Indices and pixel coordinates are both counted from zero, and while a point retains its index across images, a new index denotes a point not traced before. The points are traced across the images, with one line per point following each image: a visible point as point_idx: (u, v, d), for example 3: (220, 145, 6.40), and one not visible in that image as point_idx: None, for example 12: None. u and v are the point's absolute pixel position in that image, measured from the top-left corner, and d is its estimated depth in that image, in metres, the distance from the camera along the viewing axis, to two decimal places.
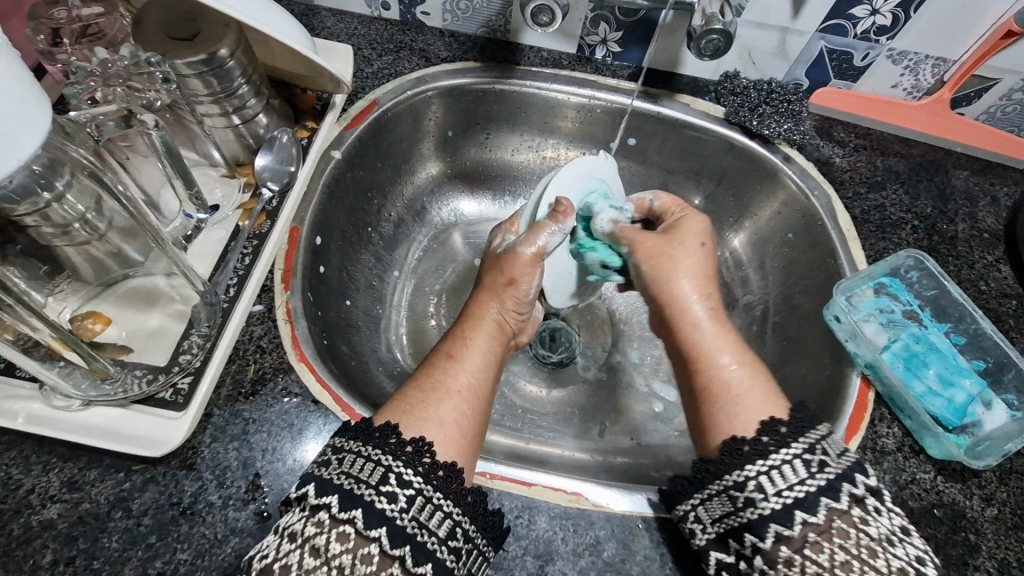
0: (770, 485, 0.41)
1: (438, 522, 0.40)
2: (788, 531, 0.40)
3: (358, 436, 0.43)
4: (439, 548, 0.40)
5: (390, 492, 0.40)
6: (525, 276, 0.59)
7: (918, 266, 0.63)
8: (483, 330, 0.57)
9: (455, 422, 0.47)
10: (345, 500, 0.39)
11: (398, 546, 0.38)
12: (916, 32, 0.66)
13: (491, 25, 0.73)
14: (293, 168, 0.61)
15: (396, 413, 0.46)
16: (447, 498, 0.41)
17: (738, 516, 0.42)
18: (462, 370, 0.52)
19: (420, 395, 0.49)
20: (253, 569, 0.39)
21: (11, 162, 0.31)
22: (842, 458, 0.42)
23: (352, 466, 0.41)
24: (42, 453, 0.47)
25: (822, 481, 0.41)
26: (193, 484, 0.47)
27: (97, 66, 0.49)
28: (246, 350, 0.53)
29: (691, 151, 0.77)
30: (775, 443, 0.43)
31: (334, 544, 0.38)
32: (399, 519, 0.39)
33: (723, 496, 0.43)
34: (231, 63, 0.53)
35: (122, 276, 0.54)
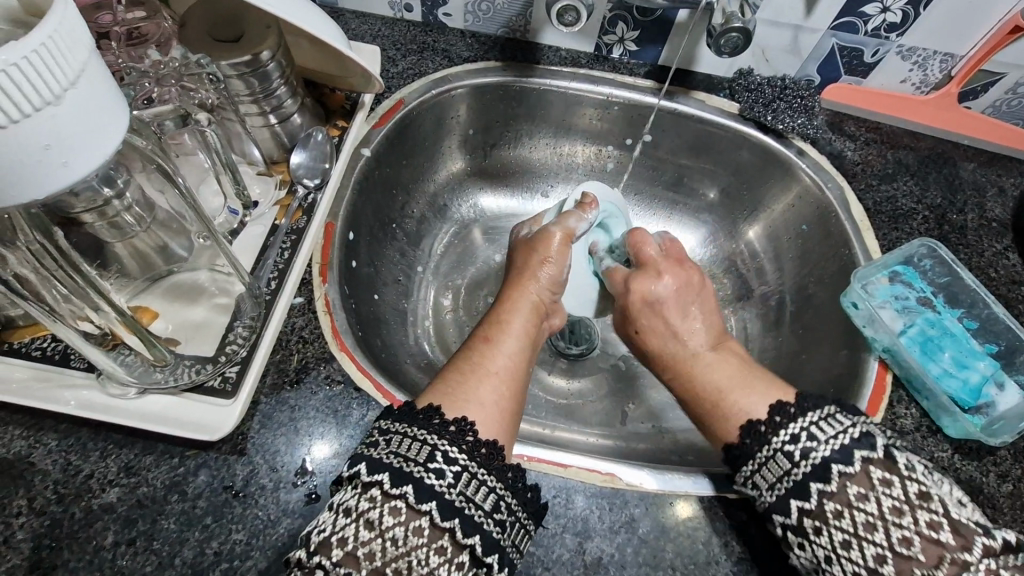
0: (816, 438, 0.45)
1: (484, 497, 0.42)
2: (832, 483, 0.43)
3: (403, 418, 0.45)
4: (486, 521, 0.42)
5: (439, 469, 0.42)
6: (560, 256, 0.65)
7: (931, 255, 0.65)
8: (521, 308, 0.60)
9: (495, 403, 0.49)
10: (397, 477, 0.41)
11: (448, 519, 0.40)
12: (924, 29, 0.68)
13: (512, 26, 0.76)
14: (327, 165, 0.63)
15: (437, 396, 0.49)
16: (490, 473, 0.43)
17: (793, 474, 0.44)
18: (500, 353, 0.54)
19: (461, 379, 0.51)
20: (312, 543, 0.40)
21: (100, 156, 0.33)
22: (871, 414, 0.47)
23: (400, 445, 0.43)
24: (98, 439, 0.49)
25: (858, 431, 0.44)
26: (244, 468, 0.49)
27: (149, 67, 0.50)
28: (288, 340, 0.55)
29: (707, 147, 0.79)
30: (809, 403, 0.47)
31: (387, 517, 0.40)
32: (448, 494, 0.41)
33: (775, 459, 0.46)
34: (273, 64, 0.55)
35: (167, 270, 0.55)
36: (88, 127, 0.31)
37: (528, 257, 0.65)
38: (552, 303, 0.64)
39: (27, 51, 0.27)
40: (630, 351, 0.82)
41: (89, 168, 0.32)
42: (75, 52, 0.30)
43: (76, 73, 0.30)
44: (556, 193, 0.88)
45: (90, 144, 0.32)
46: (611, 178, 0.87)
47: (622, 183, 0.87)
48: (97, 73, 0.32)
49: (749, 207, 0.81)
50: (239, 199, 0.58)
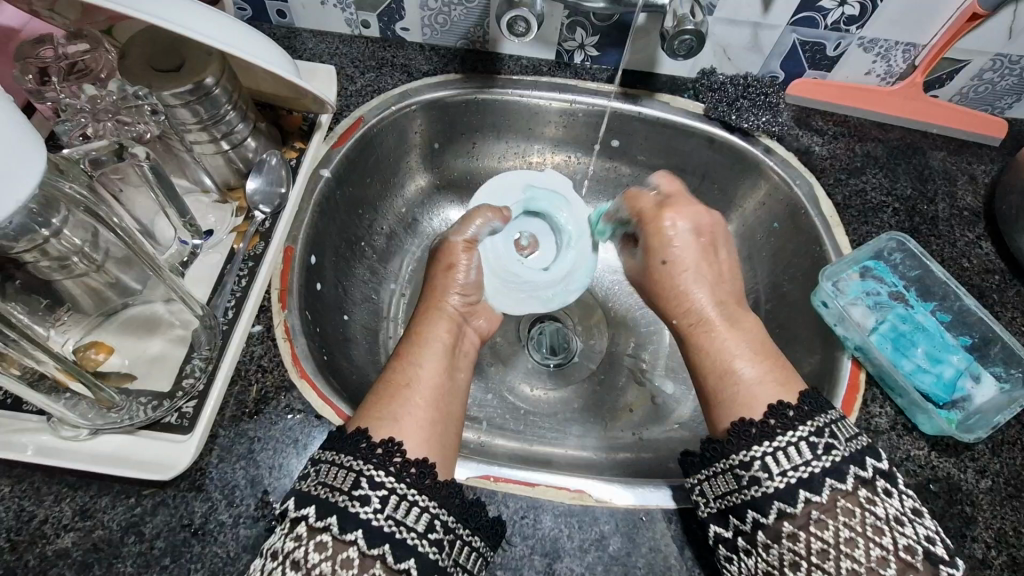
0: (775, 465, 0.44)
1: (415, 518, 0.41)
2: (791, 508, 0.43)
3: (331, 445, 0.45)
4: (420, 542, 0.40)
5: (363, 495, 0.41)
6: (461, 258, 0.64)
7: (901, 248, 0.64)
8: (438, 316, 0.60)
9: (412, 418, 0.48)
10: (323, 509, 0.40)
11: (377, 545, 0.39)
12: (884, 20, 0.67)
13: (470, 37, 0.75)
14: (284, 189, 0.62)
15: (355, 419, 0.48)
16: (421, 493, 0.42)
17: (743, 493, 0.45)
18: (416, 366, 0.53)
19: (381, 397, 0.50)
20: None
21: (13, 203, 0.32)
22: (852, 440, 0.45)
23: (328, 476, 0.42)
24: (52, 483, 0.48)
25: (827, 462, 0.43)
26: (203, 505, 0.48)
27: (86, 102, 0.49)
28: (247, 370, 0.54)
29: (675, 149, 0.78)
30: (782, 425, 0.45)
31: (312, 553, 0.39)
32: (374, 520, 0.40)
33: (729, 475, 0.46)
34: (218, 90, 0.54)
35: (121, 305, 0.54)
36: None
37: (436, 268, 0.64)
38: (468, 307, 0.62)
39: None
40: (609, 358, 0.81)
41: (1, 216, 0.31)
42: None
43: None
44: None
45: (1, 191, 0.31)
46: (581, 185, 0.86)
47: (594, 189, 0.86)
48: None
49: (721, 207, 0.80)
50: (189, 227, 0.58)
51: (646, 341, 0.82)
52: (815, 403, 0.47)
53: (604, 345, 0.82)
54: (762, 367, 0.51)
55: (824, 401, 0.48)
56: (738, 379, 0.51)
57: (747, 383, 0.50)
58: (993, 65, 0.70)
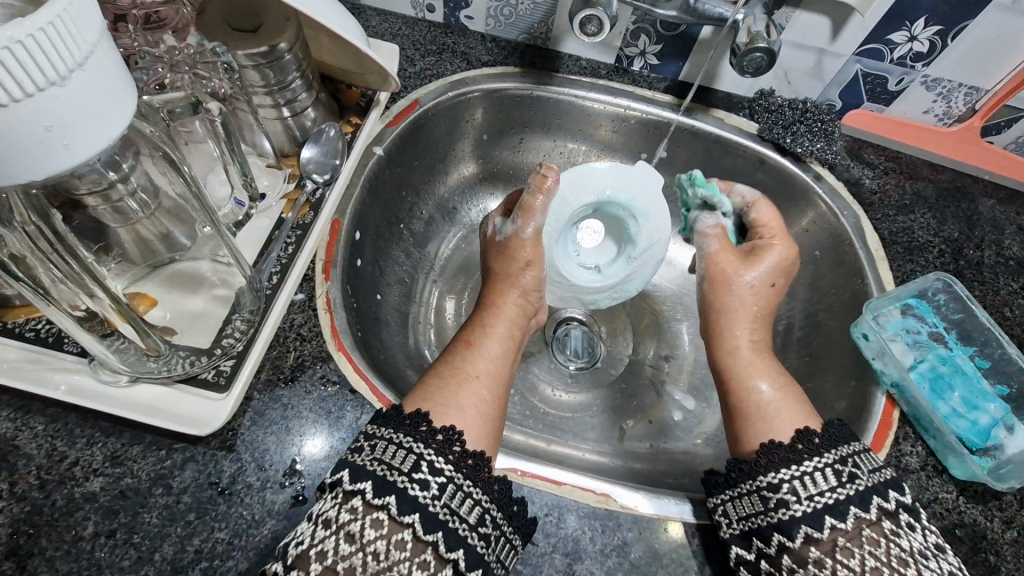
0: (803, 489, 0.44)
1: (468, 509, 0.42)
2: (818, 533, 0.43)
3: (388, 423, 0.45)
4: (471, 534, 0.41)
5: (423, 480, 0.41)
6: (538, 257, 0.62)
7: (946, 290, 0.64)
8: (505, 308, 0.61)
9: (475, 408, 0.50)
10: (380, 487, 0.40)
11: (431, 532, 0.40)
12: (952, 60, 0.67)
13: (533, 32, 0.75)
14: (338, 162, 0.62)
15: (421, 399, 0.49)
16: (476, 486, 0.43)
17: (768, 517, 0.45)
18: (482, 357, 0.56)
19: (449, 381, 0.52)
20: (288, 555, 0.39)
21: (104, 141, 0.32)
22: (875, 471, 0.45)
23: (384, 453, 0.42)
24: (85, 426, 0.48)
25: (851, 490, 0.44)
26: (231, 465, 0.48)
27: (163, 52, 0.49)
28: (286, 337, 0.54)
29: (724, 166, 0.78)
30: (809, 450, 0.47)
31: (368, 530, 0.39)
32: (431, 506, 0.40)
33: (754, 497, 0.46)
34: (289, 56, 0.54)
35: (169, 258, 0.54)
36: (96, 109, 0.31)
37: (505, 262, 0.63)
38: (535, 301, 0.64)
39: (35, 31, 0.26)
40: (632, 367, 0.81)
41: (91, 152, 0.32)
42: (86, 34, 0.29)
43: (83, 55, 0.29)
44: None
45: (96, 128, 0.31)
46: None
47: None
48: (107, 56, 0.31)
49: None
50: (247, 188, 0.58)
51: (671, 354, 0.81)
52: (841, 433, 0.48)
53: (628, 353, 0.82)
54: (783, 390, 0.54)
55: (850, 432, 0.48)
56: (760, 398, 0.54)
57: (769, 405, 0.53)
58: None
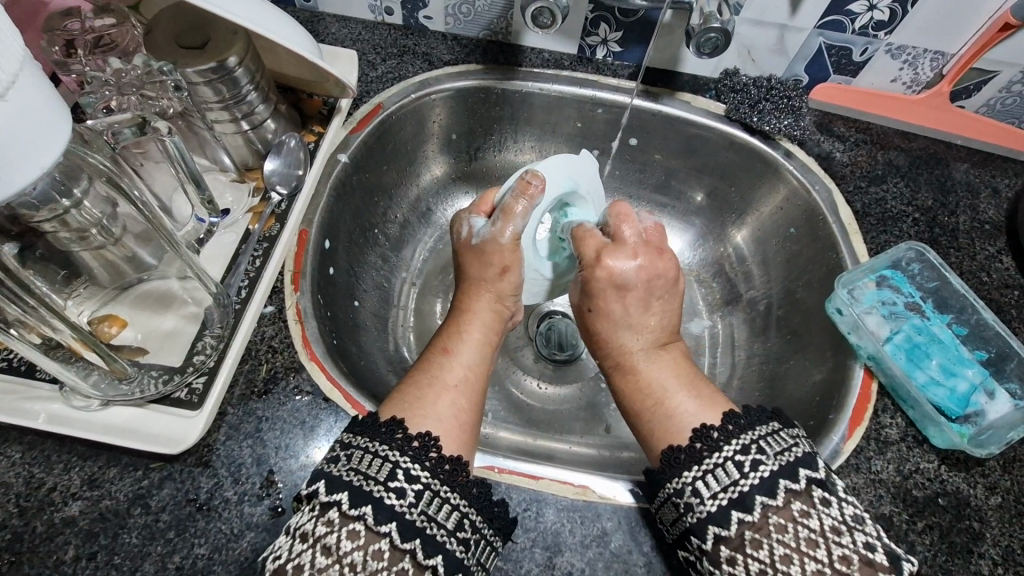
0: (705, 489, 0.43)
1: (446, 515, 0.42)
2: (725, 531, 0.42)
3: (364, 431, 0.45)
4: (449, 540, 0.41)
5: (399, 488, 0.41)
6: (515, 260, 0.60)
7: (920, 259, 0.63)
8: (478, 312, 0.59)
9: (454, 418, 0.49)
10: (355, 497, 0.40)
11: (408, 540, 0.40)
12: (914, 26, 0.66)
13: (493, 28, 0.75)
14: (302, 171, 0.62)
15: (398, 407, 0.48)
16: (453, 491, 0.43)
17: (683, 521, 0.44)
18: (458, 364, 0.54)
19: (424, 389, 0.51)
20: (267, 569, 0.40)
21: (37, 168, 0.32)
22: (783, 452, 0.44)
23: (360, 462, 0.42)
24: (62, 452, 0.48)
25: (754, 480, 0.43)
26: (208, 481, 0.48)
27: (111, 75, 0.49)
28: (258, 350, 0.54)
29: (693, 149, 0.78)
30: (708, 447, 0.45)
31: (345, 542, 0.39)
32: (408, 514, 0.40)
33: (669, 504, 0.45)
34: (240, 70, 0.54)
35: (137, 280, 0.55)
36: (23, 137, 0.31)
37: (482, 268, 0.60)
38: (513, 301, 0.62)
39: None
40: None
41: (24, 180, 0.32)
42: (5, 63, 0.29)
43: (5, 85, 0.29)
44: None
45: (26, 155, 0.31)
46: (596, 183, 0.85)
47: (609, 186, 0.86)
48: (33, 84, 0.31)
49: (736, 210, 0.80)
50: (206, 206, 0.58)
51: None
52: (751, 419, 0.47)
53: None
54: (691, 391, 0.51)
55: (766, 414, 0.47)
56: (668, 397, 0.51)
57: (686, 410, 0.50)
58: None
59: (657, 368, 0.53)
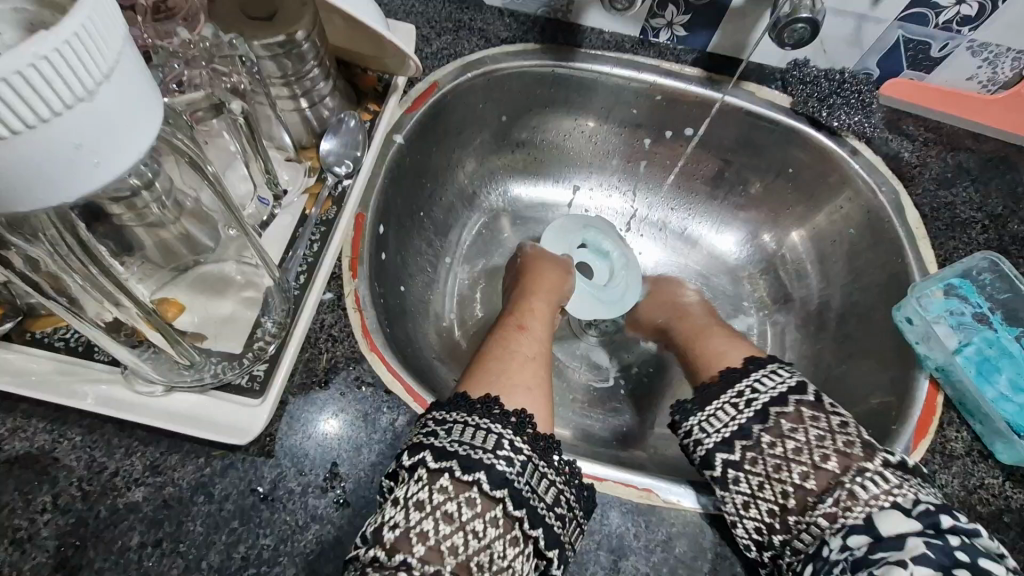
0: (737, 406, 0.51)
1: (545, 488, 0.44)
2: (763, 426, 0.48)
3: (458, 408, 0.47)
4: (550, 513, 0.43)
5: (507, 456, 0.44)
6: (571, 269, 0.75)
7: (992, 269, 0.62)
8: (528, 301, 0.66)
9: (540, 390, 0.52)
10: (466, 464, 0.42)
11: (519, 508, 0.42)
12: (1001, 23, 0.63)
13: (553, 5, 0.71)
14: (359, 154, 0.60)
15: (488, 386, 0.50)
16: (549, 465, 0.46)
17: (722, 432, 0.50)
18: (532, 342, 0.58)
19: (509, 364, 0.54)
20: (387, 538, 0.41)
21: (135, 154, 0.30)
22: (797, 373, 0.52)
23: (463, 434, 0.44)
24: (123, 436, 0.47)
25: (775, 390, 0.50)
26: (271, 471, 0.47)
27: (177, 46, 0.46)
28: (317, 338, 0.53)
29: (752, 143, 0.75)
30: (737, 374, 0.54)
31: (464, 509, 0.41)
32: (517, 483, 0.43)
33: (705, 422, 0.51)
34: (307, 45, 0.51)
35: (193, 261, 0.53)
36: (124, 120, 0.29)
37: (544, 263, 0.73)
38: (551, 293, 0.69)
39: (59, 43, 0.24)
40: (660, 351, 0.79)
41: (123, 166, 0.30)
42: (111, 42, 0.27)
43: (109, 65, 0.27)
44: (590, 184, 0.85)
45: (128, 140, 0.29)
46: (646, 172, 0.83)
47: (662, 175, 0.83)
48: (132, 64, 0.29)
49: (792, 207, 0.78)
50: (270, 186, 0.56)
51: None
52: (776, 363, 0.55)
53: None
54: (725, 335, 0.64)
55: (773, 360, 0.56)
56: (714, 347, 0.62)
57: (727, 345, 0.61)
58: None
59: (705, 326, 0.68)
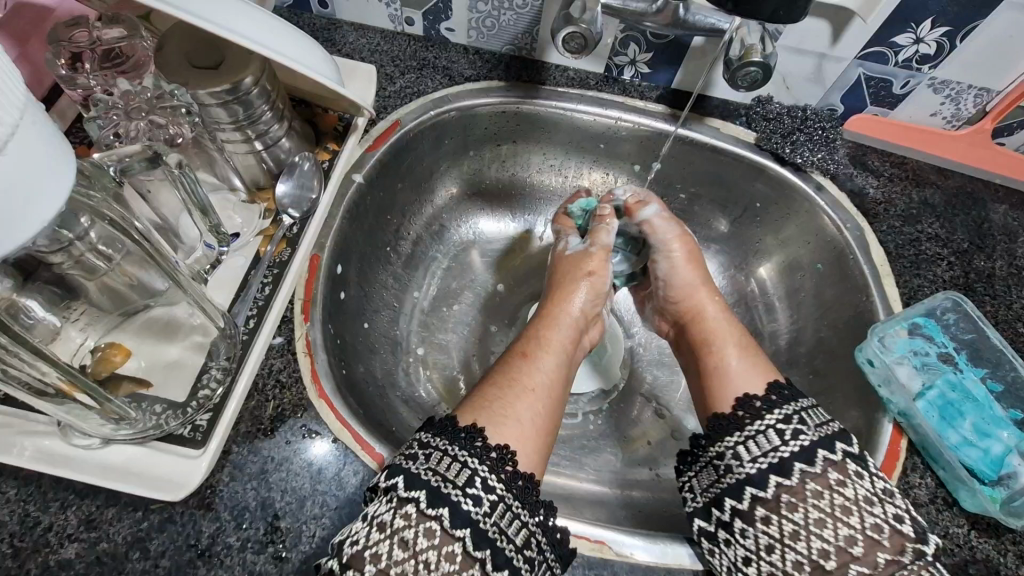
0: (746, 453, 0.48)
1: (516, 530, 0.42)
2: (762, 492, 0.46)
3: (443, 433, 0.46)
4: (517, 556, 0.41)
5: (476, 495, 0.41)
6: (601, 268, 0.63)
7: (955, 309, 0.61)
8: (564, 327, 0.59)
9: (532, 420, 0.49)
10: (434, 497, 0.41)
11: (481, 549, 0.40)
12: (960, 62, 0.63)
13: (517, 44, 0.72)
14: (315, 195, 0.60)
15: (477, 410, 0.49)
16: (524, 507, 0.43)
17: (721, 482, 0.49)
18: (540, 369, 0.54)
19: (503, 392, 0.51)
20: (344, 554, 0.40)
21: (38, 223, 0.30)
22: (821, 426, 0.48)
23: (438, 462, 0.43)
24: (60, 489, 0.46)
25: (794, 447, 0.47)
26: (210, 525, 0.46)
27: (120, 98, 0.50)
28: (265, 384, 0.52)
29: (719, 177, 0.75)
30: (750, 415, 0.50)
31: (422, 539, 0.40)
32: (482, 522, 0.41)
33: (711, 466, 0.50)
34: (254, 90, 0.52)
35: (143, 305, 0.52)
36: (24, 190, 0.28)
37: (568, 271, 0.64)
38: (593, 315, 0.63)
39: None
40: (630, 386, 0.78)
41: (26, 235, 0.29)
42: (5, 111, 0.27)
43: (5, 135, 0.27)
44: None
45: (29, 209, 0.29)
46: None
47: None
48: (36, 133, 0.29)
49: (761, 241, 0.77)
50: (215, 234, 0.55)
51: (671, 372, 0.79)
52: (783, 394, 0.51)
53: (627, 369, 0.79)
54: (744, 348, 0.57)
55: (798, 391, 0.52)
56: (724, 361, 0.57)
57: (736, 364, 0.56)
58: None
59: (721, 330, 0.60)
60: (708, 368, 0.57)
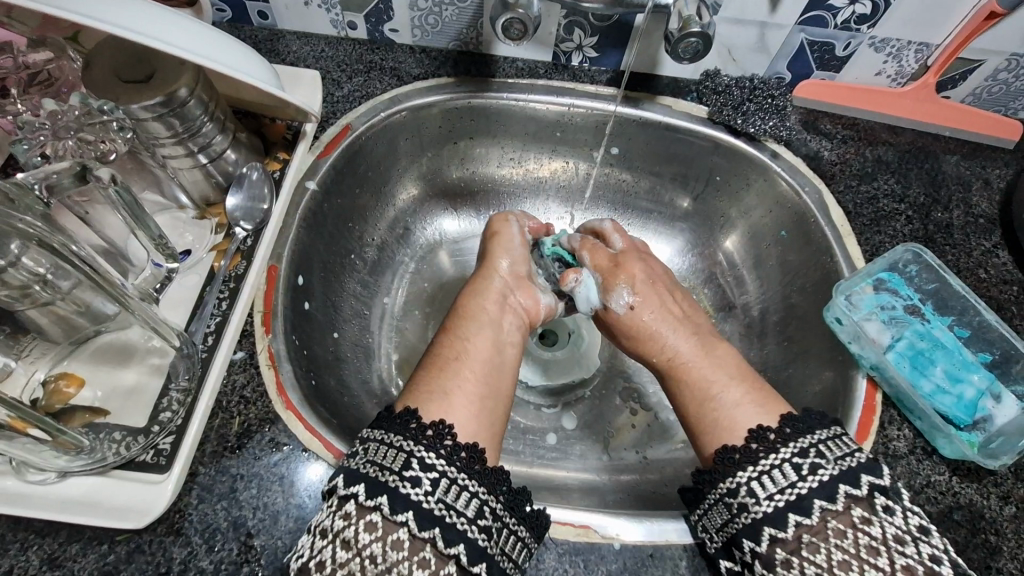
0: (762, 489, 0.43)
1: (466, 503, 0.41)
2: (782, 533, 0.42)
3: (380, 424, 0.45)
4: (470, 527, 0.40)
5: (415, 477, 0.40)
6: (501, 227, 0.65)
7: (917, 260, 0.62)
8: (478, 288, 0.60)
9: (465, 397, 0.48)
10: (371, 487, 0.40)
11: (427, 529, 0.39)
12: (897, 19, 0.64)
13: (462, 39, 0.71)
14: (267, 205, 0.59)
15: (412, 397, 0.48)
16: (472, 478, 0.42)
17: (737, 521, 0.44)
18: (464, 340, 0.54)
19: (432, 374, 0.51)
20: (293, 569, 0.39)
21: None
22: (844, 457, 0.43)
23: (376, 454, 0.42)
24: (18, 530, 0.44)
25: (812, 483, 0.42)
26: (181, 551, 0.44)
27: (47, 119, 0.48)
28: (228, 402, 0.50)
29: (677, 153, 0.75)
30: (765, 449, 0.45)
31: (363, 533, 0.39)
32: (425, 502, 0.40)
33: (721, 505, 0.45)
34: (191, 101, 0.51)
35: (94, 332, 0.51)
36: None
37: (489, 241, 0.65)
38: (518, 278, 0.62)
39: None
40: (610, 371, 0.77)
41: None
42: None
43: None
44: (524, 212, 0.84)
45: None
46: (579, 194, 0.83)
47: (595, 193, 0.82)
48: None
49: (725, 215, 0.77)
50: (162, 250, 0.54)
51: None
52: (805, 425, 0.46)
53: (606, 354, 0.78)
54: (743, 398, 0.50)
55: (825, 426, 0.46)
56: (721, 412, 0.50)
57: (731, 409, 0.50)
58: (1010, 65, 0.67)
59: (709, 375, 0.53)
60: (696, 410, 0.52)
